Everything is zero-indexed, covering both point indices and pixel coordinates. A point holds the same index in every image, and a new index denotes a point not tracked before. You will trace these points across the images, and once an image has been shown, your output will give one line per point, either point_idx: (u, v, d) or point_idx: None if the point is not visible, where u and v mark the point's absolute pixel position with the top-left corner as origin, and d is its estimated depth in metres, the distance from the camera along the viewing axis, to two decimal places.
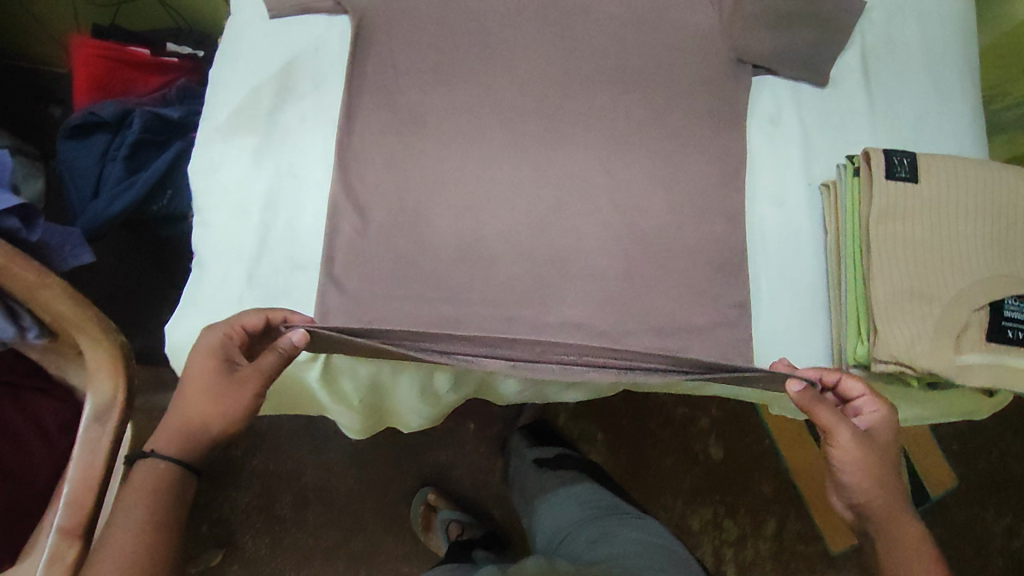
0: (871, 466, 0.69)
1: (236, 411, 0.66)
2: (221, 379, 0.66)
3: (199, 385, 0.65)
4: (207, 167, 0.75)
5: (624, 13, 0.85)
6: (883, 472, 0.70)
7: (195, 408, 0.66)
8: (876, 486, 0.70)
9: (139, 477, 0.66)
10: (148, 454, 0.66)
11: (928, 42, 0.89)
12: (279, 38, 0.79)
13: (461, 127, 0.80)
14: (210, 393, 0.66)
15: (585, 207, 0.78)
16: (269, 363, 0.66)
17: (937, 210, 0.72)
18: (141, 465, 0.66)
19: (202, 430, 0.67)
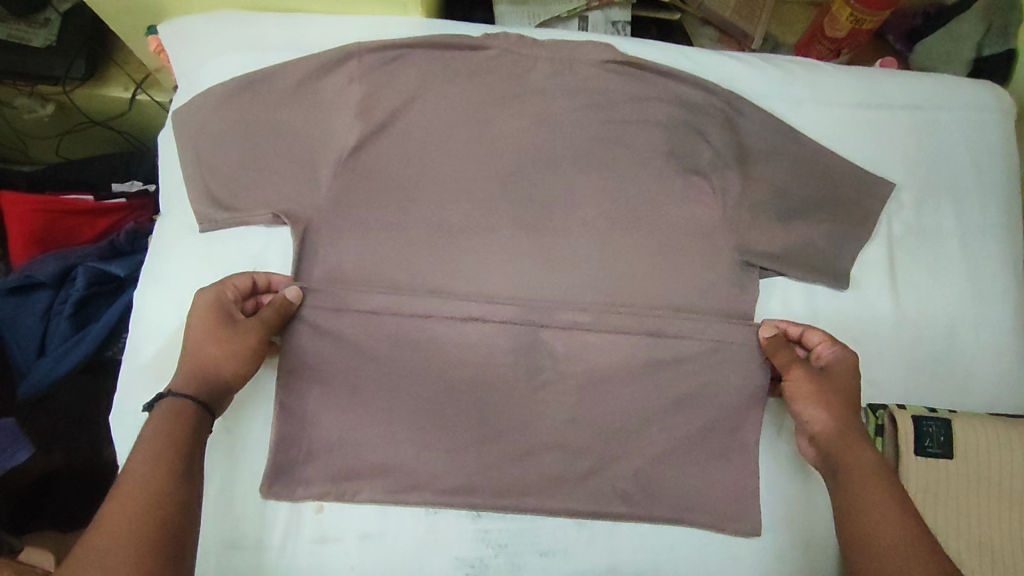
0: (830, 387, 0.63)
1: (239, 338, 0.62)
2: (224, 310, 0.63)
3: (202, 308, 0.63)
4: (132, 422, 0.67)
5: (611, 206, 0.74)
6: (844, 406, 0.62)
7: (199, 333, 0.62)
8: (833, 416, 0.62)
9: (152, 425, 0.56)
10: (163, 393, 0.58)
11: (965, 231, 0.77)
12: (212, 259, 0.70)
13: (417, 352, 0.69)
14: (213, 309, 0.63)
15: (562, 447, 0.70)
16: (269, 311, 0.65)
17: (974, 492, 0.62)
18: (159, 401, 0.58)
19: (211, 365, 0.61)
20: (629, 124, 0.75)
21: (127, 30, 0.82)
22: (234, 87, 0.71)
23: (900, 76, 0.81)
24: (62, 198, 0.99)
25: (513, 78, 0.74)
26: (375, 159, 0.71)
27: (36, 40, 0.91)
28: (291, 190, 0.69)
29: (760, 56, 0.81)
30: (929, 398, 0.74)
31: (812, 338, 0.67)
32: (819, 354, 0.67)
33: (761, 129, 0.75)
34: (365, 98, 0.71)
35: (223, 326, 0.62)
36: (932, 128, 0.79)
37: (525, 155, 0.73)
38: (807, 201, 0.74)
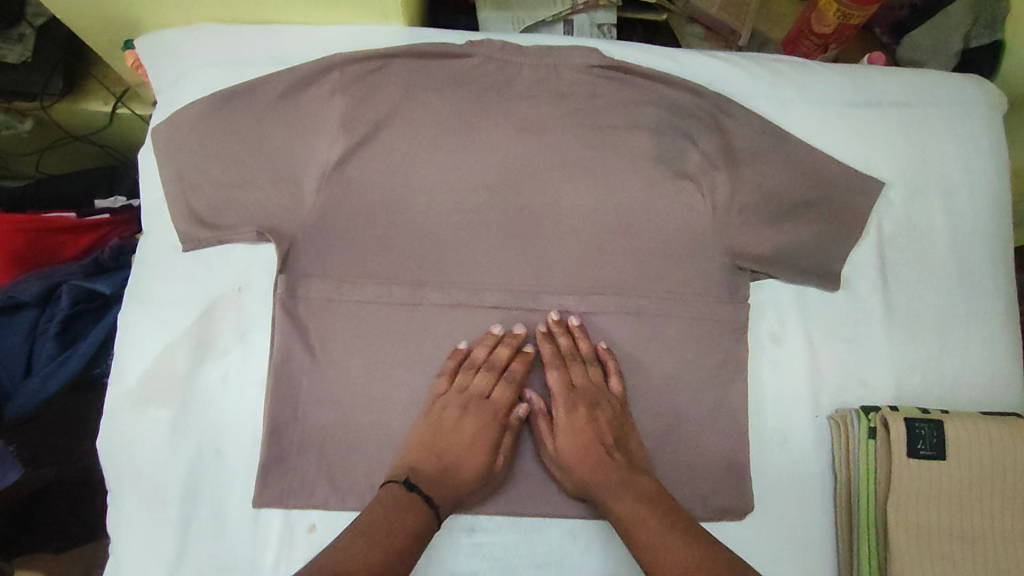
0: (564, 439, 0.66)
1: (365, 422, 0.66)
2: (464, 406, 0.66)
3: (462, 419, 0.66)
4: (118, 448, 0.65)
5: (601, 214, 0.73)
6: (580, 450, 0.66)
7: (462, 437, 0.65)
8: (581, 464, 0.65)
9: (390, 495, 0.61)
10: (413, 484, 0.62)
11: (955, 228, 0.77)
12: (197, 277, 0.69)
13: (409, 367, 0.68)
14: (469, 412, 0.66)
15: (558, 454, 0.69)
16: (481, 384, 0.67)
17: (962, 491, 0.63)
18: (412, 492, 0.61)
19: (442, 457, 0.65)
20: (617, 130, 0.74)
21: (103, 45, 0.80)
22: (213, 103, 0.69)
23: (889, 73, 0.81)
24: (43, 215, 0.97)
25: (497, 85, 0.73)
26: (360, 173, 0.70)
27: (11, 57, 0.88)
28: (276, 207, 0.68)
29: (747, 57, 0.80)
30: (922, 398, 0.73)
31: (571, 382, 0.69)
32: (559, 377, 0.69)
33: (750, 131, 0.75)
34: (348, 111, 0.70)
35: (493, 440, 0.66)
36: (920, 126, 0.79)
37: (512, 164, 0.72)
38: (798, 202, 0.74)
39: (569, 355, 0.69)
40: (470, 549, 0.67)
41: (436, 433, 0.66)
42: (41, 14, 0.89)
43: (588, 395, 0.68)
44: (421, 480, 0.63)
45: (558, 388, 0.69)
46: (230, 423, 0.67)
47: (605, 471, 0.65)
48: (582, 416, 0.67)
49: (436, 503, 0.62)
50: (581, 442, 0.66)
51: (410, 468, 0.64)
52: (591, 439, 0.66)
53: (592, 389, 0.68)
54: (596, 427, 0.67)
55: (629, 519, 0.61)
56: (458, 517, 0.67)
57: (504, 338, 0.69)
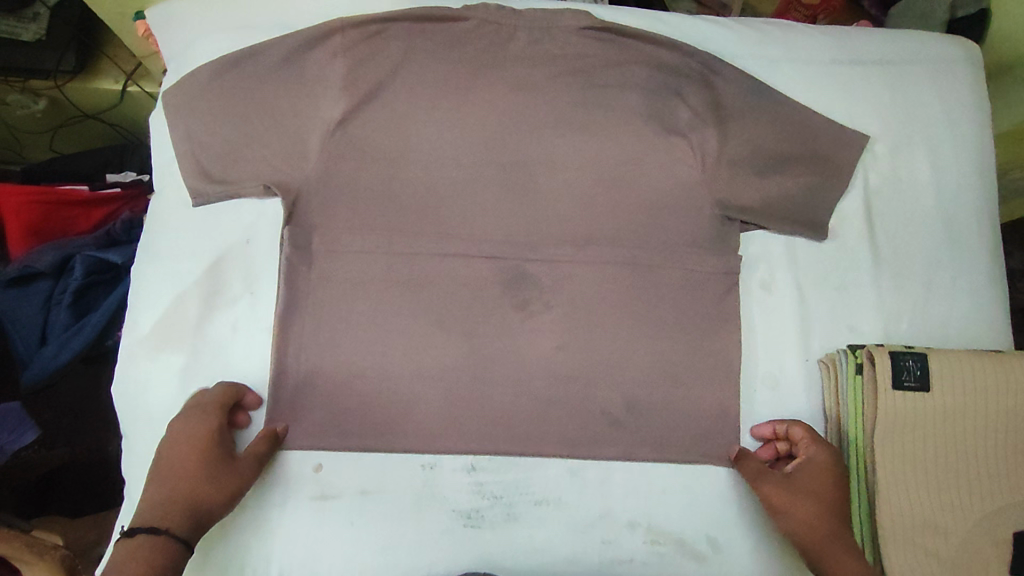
0: (805, 485, 0.65)
1: (183, 433, 0.63)
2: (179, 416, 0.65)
3: (186, 425, 0.64)
4: (133, 393, 0.68)
5: (592, 169, 0.75)
6: (813, 522, 0.64)
7: (183, 442, 0.63)
8: (803, 520, 0.64)
9: (132, 547, 0.57)
10: (136, 528, 0.59)
11: (940, 180, 0.79)
12: (205, 232, 0.72)
13: (408, 316, 0.71)
14: (186, 416, 0.64)
15: (555, 399, 0.71)
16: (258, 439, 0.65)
17: (950, 423, 0.65)
18: (136, 537, 0.58)
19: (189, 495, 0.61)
20: (607, 89, 0.76)
21: (116, 19, 0.84)
22: (220, 66, 0.73)
23: (875, 33, 0.83)
24: (58, 188, 1.00)
25: (492, 47, 0.75)
26: (363, 130, 0.73)
27: (27, 35, 0.93)
28: (281, 163, 0.71)
29: (735, 20, 0.83)
30: (909, 342, 0.76)
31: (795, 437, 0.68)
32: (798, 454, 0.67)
33: (736, 88, 0.77)
34: (349, 71, 0.72)
35: (206, 438, 0.63)
36: (905, 83, 0.81)
37: (506, 121, 0.75)
38: (784, 155, 0.76)
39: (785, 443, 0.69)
40: (470, 488, 0.69)
41: (171, 450, 0.63)
42: None
43: (828, 449, 0.67)
44: (146, 518, 0.59)
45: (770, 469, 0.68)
46: (238, 368, 0.70)
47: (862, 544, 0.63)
48: (819, 461, 0.66)
49: (167, 525, 0.59)
50: (819, 503, 0.65)
51: (150, 506, 0.60)
52: (814, 506, 0.65)
53: (806, 469, 0.66)
54: (823, 483, 0.66)
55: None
56: (458, 458, 0.69)
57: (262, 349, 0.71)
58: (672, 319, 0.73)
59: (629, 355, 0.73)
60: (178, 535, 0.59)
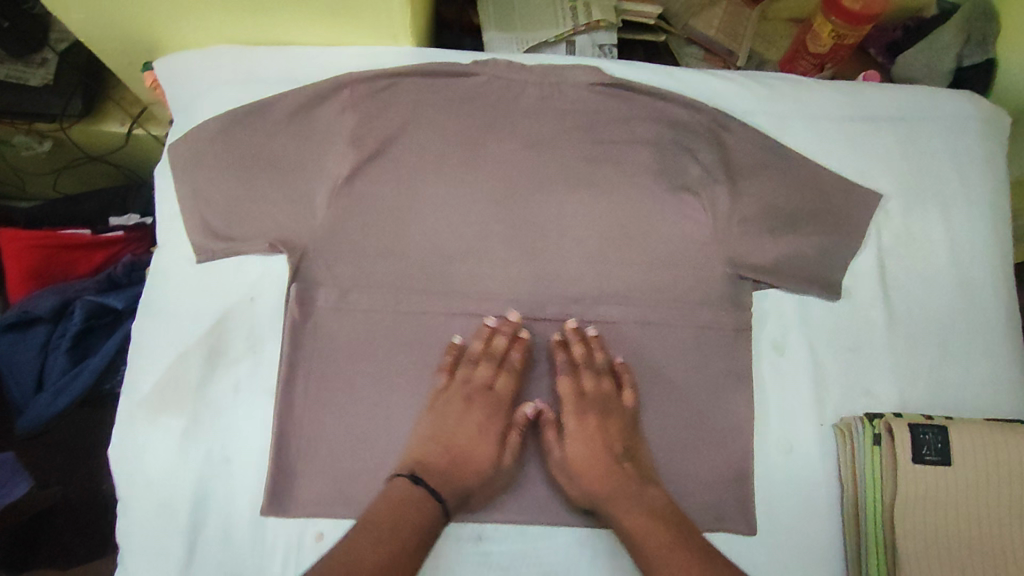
0: (597, 451, 0.67)
1: (470, 419, 0.68)
2: (465, 400, 0.68)
3: (453, 411, 0.68)
4: (130, 455, 0.67)
5: (602, 226, 0.74)
6: (604, 466, 0.66)
7: (465, 431, 0.67)
8: (589, 475, 0.66)
9: (399, 491, 0.62)
10: (418, 478, 0.63)
11: (954, 239, 0.78)
12: (208, 290, 0.71)
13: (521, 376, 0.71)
14: (474, 403, 0.68)
15: (564, 463, 0.70)
16: (504, 385, 0.70)
17: (972, 498, 0.64)
18: (417, 487, 0.62)
19: (452, 451, 0.66)
20: (618, 145, 0.75)
21: (124, 68, 0.84)
22: (228, 121, 0.72)
23: (885, 90, 0.83)
24: (60, 232, 0.99)
25: (502, 103, 0.74)
26: (371, 186, 0.72)
27: (34, 80, 0.94)
28: (287, 219, 0.70)
29: (745, 75, 0.83)
30: (927, 406, 0.74)
31: (563, 397, 0.70)
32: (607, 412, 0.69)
33: (748, 145, 0.76)
34: (358, 126, 0.72)
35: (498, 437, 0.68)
36: (916, 140, 0.81)
37: (517, 177, 0.74)
38: (797, 213, 0.75)
39: (574, 365, 0.70)
40: (476, 559, 0.67)
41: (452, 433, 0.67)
42: (64, 40, 0.95)
43: (599, 403, 0.69)
44: (388, 482, 0.63)
45: (566, 395, 0.70)
46: (237, 433, 0.68)
47: (620, 479, 0.66)
48: (591, 426, 0.68)
49: (442, 495, 0.63)
50: (602, 462, 0.67)
51: (417, 461, 0.65)
52: (601, 449, 0.67)
53: (604, 398, 0.70)
54: (614, 432, 0.68)
55: (640, 532, 0.62)
56: (464, 526, 0.68)
57: (506, 325, 0.71)
58: (682, 380, 0.72)
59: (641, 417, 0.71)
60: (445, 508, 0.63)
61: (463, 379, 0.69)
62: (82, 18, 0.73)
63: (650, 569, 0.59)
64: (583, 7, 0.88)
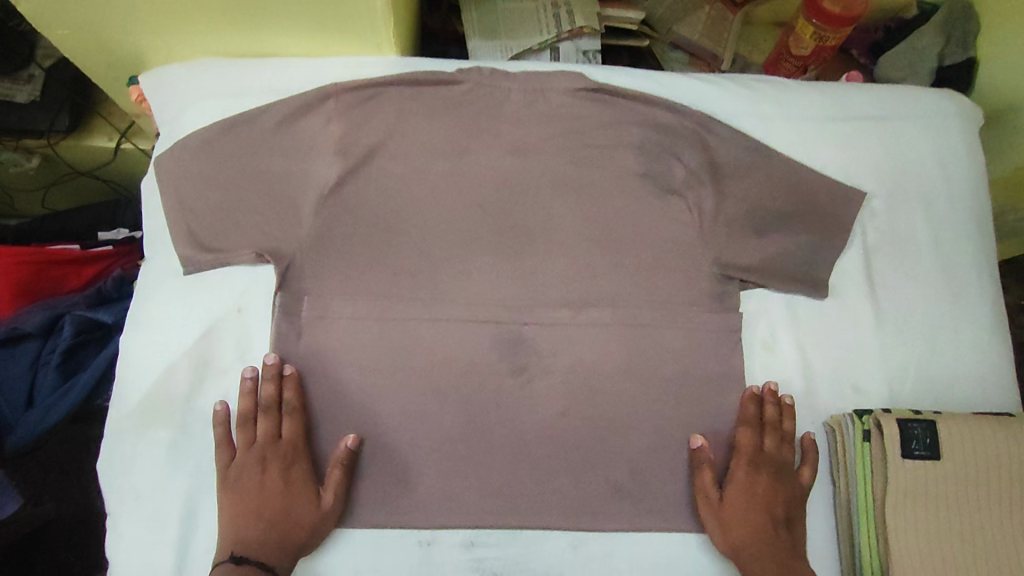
0: (737, 510, 0.67)
1: (257, 478, 0.65)
2: (261, 462, 0.66)
3: (250, 473, 0.66)
4: (120, 468, 0.67)
5: (590, 230, 0.75)
6: (756, 525, 0.66)
7: (271, 489, 0.65)
8: (736, 530, 0.66)
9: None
10: (242, 557, 0.62)
11: (937, 235, 0.79)
12: (194, 301, 0.71)
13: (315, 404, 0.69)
14: (268, 462, 0.66)
15: (556, 468, 0.70)
16: (291, 427, 0.67)
17: (961, 491, 0.65)
18: (243, 566, 0.61)
19: (265, 510, 0.64)
20: (604, 149, 0.76)
21: (110, 83, 0.84)
22: (213, 133, 0.72)
23: (865, 90, 0.84)
24: (48, 247, 0.99)
25: (487, 110, 0.75)
26: (358, 194, 0.72)
27: (21, 96, 0.94)
28: (274, 229, 0.70)
29: (728, 78, 0.84)
30: (915, 402, 0.74)
31: (739, 448, 0.70)
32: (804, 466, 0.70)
33: (732, 146, 0.76)
34: (345, 135, 0.72)
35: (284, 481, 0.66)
36: (898, 138, 0.81)
37: (503, 184, 0.74)
38: (782, 213, 0.75)
39: (762, 422, 0.71)
40: (469, 565, 0.67)
41: (235, 493, 0.65)
42: (51, 56, 0.95)
43: (774, 465, 0.69)
44: (250, 548, 0.62)
45: (744, 448, 0.69)
46: None
47: (773, 548, 0.65)
48: (761, 488, 0.68)
49: (270, 563, 0.62)
50: (754, 527, 0.66)
51: (239, 536, 0.63)
52: (768, 506, 0.67)
53: (779, 459, 0.70)
54: (785, 495, 0.68)
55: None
56: (457, 532, 0.68)
57: (267, 369, 0.68)
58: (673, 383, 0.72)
59: (632, 419, 0.71)
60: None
61: (263, 434, 0.67)
62: (67, 34, 0.73)
63: None
64: (566, 13, 0.89)
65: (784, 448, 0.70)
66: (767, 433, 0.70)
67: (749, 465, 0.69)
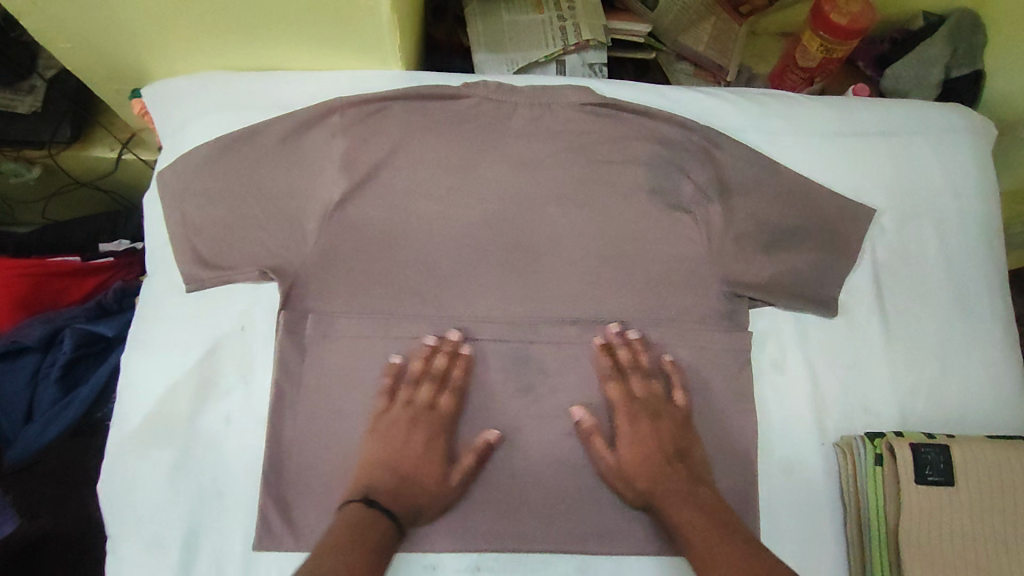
0: (638, 453, 0.68)
1: (417, 431, 0.67)
2: (411, 422, 0.68)
3: (394, 429, 0.67)
4: (123, 489, 0.66)
5: (597, 247, 0.74)
6: (653, 462, 0.67)
7: (413, 451, 0.66)
8: (641, 467, 0.67)
9: (353, 514, 0.61)
10: (372, 500, 0.62)
11: (948, 253, 0.78)
12: (198, 318, 0.70)
13: (389, 394, 0.69)
14: (419, 425, 0.68)
15: (563, 489, 0.69)
16: (448, 403, 0.69)
17: (974, 517, 0.64)
18: (372, 508, 0.62)
19: (394, 462, 0.65)
20: (612, 164, 0.75)
21: (112, 95, 0.83)
22: (217, 148, 0.71)
23: (874, 105, 0.83)
24: (48, 260, 0.98)
25: (493, 125, 0.74)
26: (363, 211, 0.71)
27: (22, 107, 0.92)
28: (278, 246, 0.69)
29: (736, 92, 0.83)
30: (926, 423, 0.73)
31: (614, 404, 0.70)
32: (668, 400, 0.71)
33: (741, 163, 0.76)
34: (349, 151, 0.71)
35: (446, 449, 0.68)
36: (908, 155, 0.81)
37: (509, 199, 0.74)
38: (792, 229, 0.74)
39: (621, 369, 0.71)
40: None
41: (387, 444, 0.66)
42: (53, 66, 0.93)
43: (650, 407, 0.70)
44: (380, 495, 0.63)
45: (617, 397, 0.70)
46: (230, 464, 0.68)
47: (671, 479, 0.66)
48: (639, 433, 0.69)
49: (395, 512, 0.63)
50: (643, 468, 0.67)
51: (368, 486, 0.64)
52: (656, 447, 0.68)
53: (654, 400, 0.70)
54: (667, 437, 0.69)
55: (682, 522, 0.63)
56: (460, 557, 0.68)
57: (446, 344, 0.70)
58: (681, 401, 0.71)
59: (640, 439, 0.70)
60: (398, 525, 0.62)
61: (405, 398, 0.69)
62: (69, 48, 0.72)
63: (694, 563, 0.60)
64: (572, 25, 0.88)
65: (653, 390, 0.71)
66: (633, 382, 0.71)
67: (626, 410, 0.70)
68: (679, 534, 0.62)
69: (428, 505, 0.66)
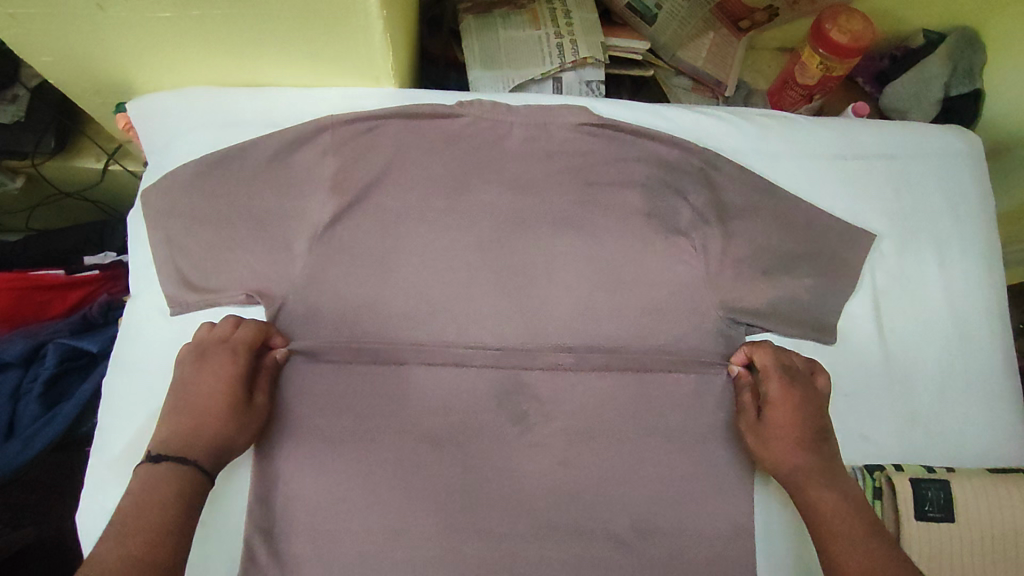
0: (779, 423, 0.64)
1: (197, 372, 0.61)
2: (198, 358, 0.62)
3: (184, 370, 0.62)
4: (101, 521, 0.64)
5: (593, 270, 0.73)
6: (802, 439, 0.62)
7: (231, 391, 0.61)
8: (783, 448, 0.62)
9: (140, 476, 0.55)
10: (161, 456, 0.56)
11: (949, 278, 0.77)
12: (183, 342, 0.69)
13: (377, 422, 0.67)
14: (234, 363, 0.62)
15: (557, 519, 0.67)
16: (243, 336, 0.63)
17: (974, 556, 0.63)
18: (161, 464, 0.56)
19: (197, 415, 0.59)
20: (608, 186, 0.73)
21: (97, 107, 0.81)
22: (203, 166, 0.69)
23: (875, 127, 0.82)
24: (31, 274, 0.95)
25: (487, 145, 0.72)
26: (353, 232, 0.69)
27: (4, 117, 0.88)
28: (264, 267, 0.67)
29: (735, 112, 0.82)
30: (927, 453, 0.72)
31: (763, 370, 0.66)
32: (794, 369, 0.66)
33: (739, 185, 0.74)
34: (340, 170, 0.69)
35: (242, 378, 0.62)
36: (909, 178, 0.80)
37: (503, 221, 0.72)
38: (790, 254, 0.73)
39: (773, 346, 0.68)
40: None
41: (177, 395, 0.61)
42: (36, 76, 0.90)
43: (803, 380, 0.65)
44: (173, 448, 0.57)
45: (771, 369, 0.66)
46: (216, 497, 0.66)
47: (819, 459, 0.61)
48: (797, 401, 0.64)
49: (195, 457, 0.58)
50: (795, 438, 0.62)
51: (164, 437, 0.58)
52: (806, 425, 0.63)
53: (804, 374, 0.66)
54: (815, 411, 0.64)
55: (823, 507, 0.59)
56: None
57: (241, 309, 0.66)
58: (676, 431, 0.69)
59: (635, 468, 0.68)
60: (204, 471, 0.58)
61: (196, 336, 0.64)
62: (50, 60, 0.70)
63: (838, 556, 0.55)
64: (570, 42, 0.87)
65: (806, 364, 0.67)
66: (789, 353, 0.67)
67: (785, 378, 0.65)
68: (815, 520, 0.58)
69: (234, 440, 0.61)
